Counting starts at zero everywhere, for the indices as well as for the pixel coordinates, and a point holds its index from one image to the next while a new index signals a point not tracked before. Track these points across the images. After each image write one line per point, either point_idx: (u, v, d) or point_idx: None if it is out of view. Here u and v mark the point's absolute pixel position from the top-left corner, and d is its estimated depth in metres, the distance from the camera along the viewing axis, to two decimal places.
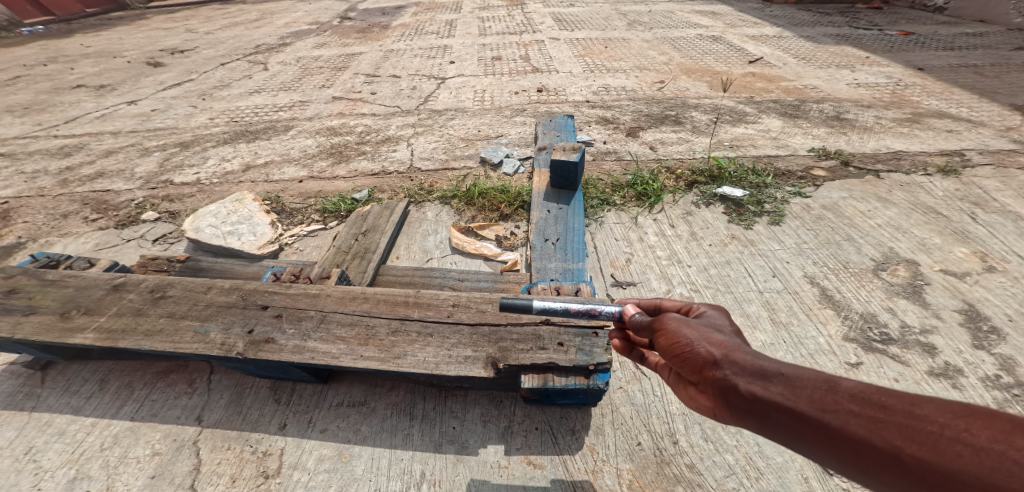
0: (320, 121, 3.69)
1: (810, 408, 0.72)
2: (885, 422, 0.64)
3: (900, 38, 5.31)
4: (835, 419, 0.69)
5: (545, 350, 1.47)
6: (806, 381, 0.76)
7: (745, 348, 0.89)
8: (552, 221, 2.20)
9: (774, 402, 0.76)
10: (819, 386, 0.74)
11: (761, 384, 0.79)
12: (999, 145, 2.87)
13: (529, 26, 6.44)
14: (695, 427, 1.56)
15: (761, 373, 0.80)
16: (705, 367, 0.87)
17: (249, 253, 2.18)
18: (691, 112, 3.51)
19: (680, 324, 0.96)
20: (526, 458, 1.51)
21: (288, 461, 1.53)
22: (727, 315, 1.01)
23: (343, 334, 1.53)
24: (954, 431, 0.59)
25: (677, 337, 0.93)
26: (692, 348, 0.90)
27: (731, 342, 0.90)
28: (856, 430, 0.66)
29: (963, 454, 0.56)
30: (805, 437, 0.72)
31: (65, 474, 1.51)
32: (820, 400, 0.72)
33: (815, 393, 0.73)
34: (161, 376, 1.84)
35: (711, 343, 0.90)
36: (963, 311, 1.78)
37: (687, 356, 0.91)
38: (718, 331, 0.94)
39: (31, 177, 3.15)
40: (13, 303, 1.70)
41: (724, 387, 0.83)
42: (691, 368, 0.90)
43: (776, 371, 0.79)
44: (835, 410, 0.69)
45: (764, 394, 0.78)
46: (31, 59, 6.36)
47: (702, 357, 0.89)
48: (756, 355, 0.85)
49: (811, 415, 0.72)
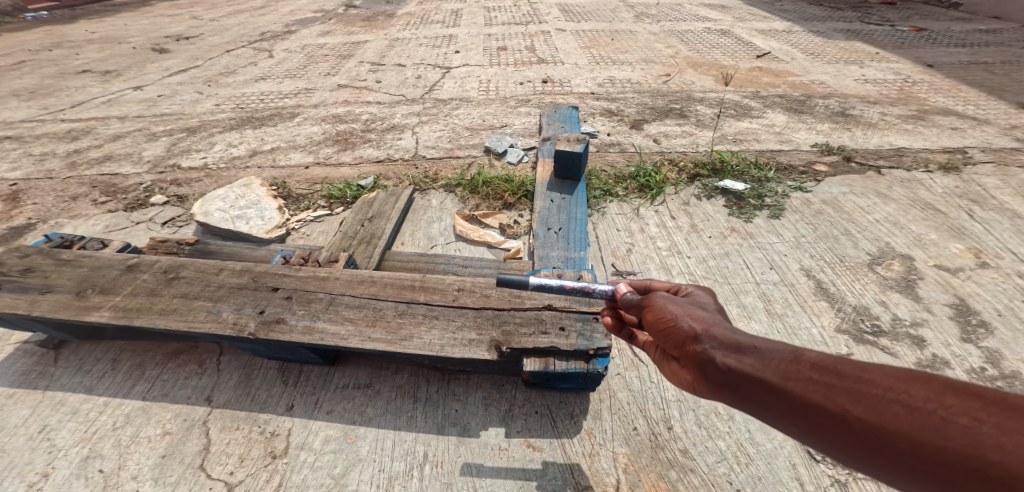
0: (326, 108, 3.71)
1: (775, 377, 0.80)
2: (837, 387, 0.72)
3: (911, 34, 5.26)
4: (796, 386, 0.77)
5: (547, 335, 1.51)
6: (775, 353, 0.84)
7: (726, 324, 0.97)
8: (554, 210, 2.24)
9: (745, 373, 0.84)
10: (785, 357, 0.82)
11: (736, 357, 0.87)
12: (1002, 144, 2.87)
13: (535, 17, 6.40)
14: (689, 414, 1.61)
15: (736, 347, 0.88)
16: (687, 342, 0.95)
17: (258, 237, 2.23)
18: (696, 106, 3.51)
19: (668, 302, 1.05)
20: (526, 440, 1.56)
21: (295, 441, 1.59)
22: (712, 295, 1.10)
23: (352, 316, 1.58)
24: (893, 393, 0.66)
25: (663, 314, 1.03)
26: (676, 323, 0.99)
27: (712, 319, 0.99)
28: (813, 396, 0.74)
29: (899, 414, 0.64)
30: (770, 403, 0.81)
31: (78, 453, 1.57)
32: (784, 369, 0.80)
33: (781, 364, 0.81)
34: (172, 357, 1.90)
35: (694, 319, 0.99)
36: (954, 305, 1.81)
37: (672, 331, 1.00)
38: (702, 309, 1.03)
39: (40, 160, 3.19)
40: (29, 281, 1.75)
41: (703, 360, 0.92)
42: (675, 343, 0.99)
43: (750, 345, 0.87)
44: (796, 379, 0.77)
45: (738, 366, 0.86)
46: (36, 43, 6.38)
47: (685, 332, 0.97)
48: (734, 331, 0.94)
49: (776, 383, 0.80)
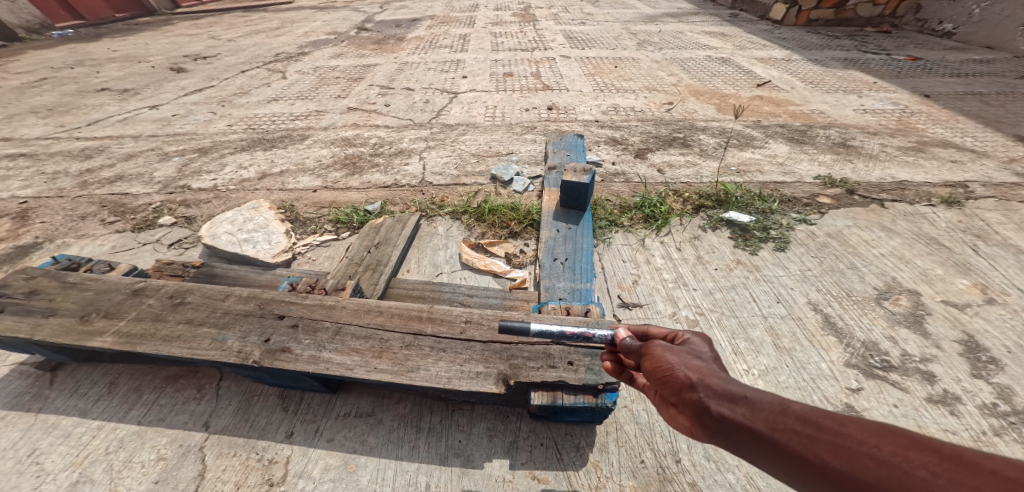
0: (335, 131, 3.78)
1: (764, 427, 0.88)
2: (819, 439, 0.81)
3: (909, 63, 5.38)
4: (782, 437, 0.85)
5: (555, 368, 1.50)
6: (764, 403, 0.91)
7: (721, 373, 1.03)
8: (561, 241, 2.25)
9: (737, 422, 0.91)
10: (773, 408, 0.90)
11: (729, 406, 0.93)
12: (1002, 178, 2.90)
13: (540, 43, 6.57)
14: (697, 447, 1.58)
15: (729, 396, 0.95)
16: (683, 389, 1.01)
17: (263, 261, 2.25)
18: (699, 135, 3.57)
19: (664, 350, 1.11)
20: (531, 472, 1.53)
21: (294, 469, 1.56)
22: (708, 343, 1.13)
23: (358, 346, 1.57)
24: (866, 447, 0.76)
25: (660, 362, 1.08)
26: (673, 372, 1.05)
27: (707, 367, 1.04)
28: (797, 446, 0.83)
29: (870, 465, 0.74)
30: (759, 451, 0.88)
31: (67, 477, 1.54)
32: (773, 420, 0.88)
33: (770, 414, 0.89)
34: (171, 381, 1.86)
35: (690, 369, 1.04)
36: (963, 341, 1.80)
37: (669, 378, 1.05)
38: (698, 358, 1.08)
39: (53, 179, 3.23)
40: (33, 304, 1.74)
41: (698, 407, 0.98)
42: (672, 390, 1.04)
43: (742, 395, 0.94)
44: (782, 429, 0.86)
45: (730, 415, 0.92)
46: (59, 61, 6.54)
47: (681, 380, 1.03)
48: (727, 379, 1.00)
49: (765, 433, 0.88)
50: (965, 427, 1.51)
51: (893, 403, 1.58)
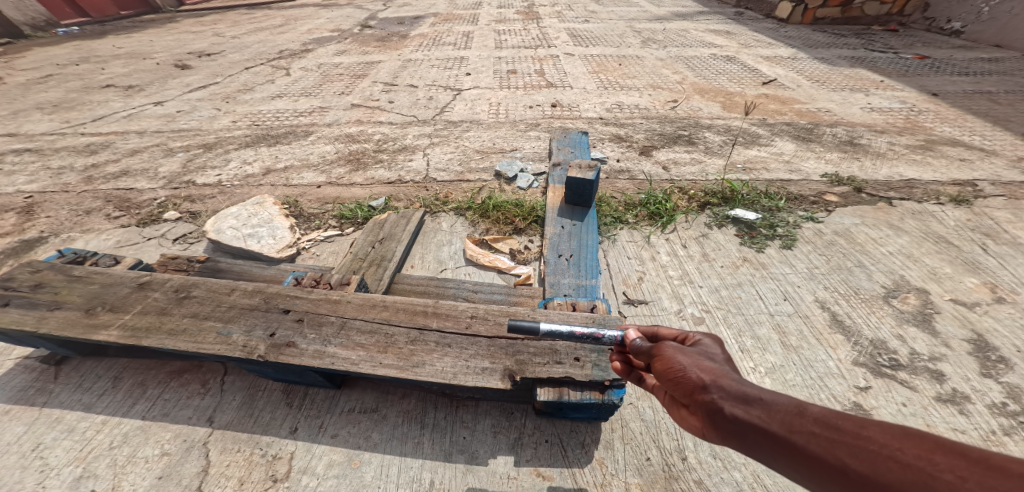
0: (339, 127, 3.78)
1: (781, 429, 0.87)
2: (838, 442, 0.80)
3: (915, 62, 5.34)
4: (800, 439, 0.84)
5: (561, 364, 1.49)
6: (780, 405, 0.90)
7: (734, 374, 1.02)
8: (565, 237, 2.25)
9: (753, 424, 0.90)
10: (790, 410, 0.89)
11: (743, 408, 0.92)
12: (1011, 177, 2.87)
13: (544, 40, 6.55)
14: (703, 445, 1.57)
15: (743, 398, 0.94)
16: (696, 391, 1.00)
17: (268, 256, 2.25)
18: (704, 133, 3.55)
19: (675, 351, 1.09)
20: (535, 470, 1.52)
21: (298, 465, 1.56)
22: (719, 344, 1.13)
23: (364, 341, 1.56)
24: (889, 450, 0.75)
25: (671, 363, 1.07)
26: (684, 373, 1.04)
27: (720, 369, 1.03)
28: (816, 449, 0.81)
29: (893, 469, 0.73)
30: (775, 453, 0.87)
31: (70, 473, 1.54)
32: (790, 422, 0.87)
33: (786, 417, 0.88)
34: (175, 376, 1.87)
35: (702, 370, 1.03)
36: (972, 341, 1.78)
37: (680, 380, 1.04)
38: (710, 360, 1.07)
39: (58, 174, 3.24)
40: (39, 297, 1.75)
41: (711, 409, 0.96)
42: (683, 391, 1.03)
43: (756, 397, 0.93)
44: (800, 431, 0.85)
45: (745, 416, 0.91)
46: (65, 58, 6.57)
47: (693, 381, 1.02)
48: (740, 381, 0.99)
49: (781, 435, 0.87)
50: (974, 426, 1.49)
51: (902, 402, 1.57)
